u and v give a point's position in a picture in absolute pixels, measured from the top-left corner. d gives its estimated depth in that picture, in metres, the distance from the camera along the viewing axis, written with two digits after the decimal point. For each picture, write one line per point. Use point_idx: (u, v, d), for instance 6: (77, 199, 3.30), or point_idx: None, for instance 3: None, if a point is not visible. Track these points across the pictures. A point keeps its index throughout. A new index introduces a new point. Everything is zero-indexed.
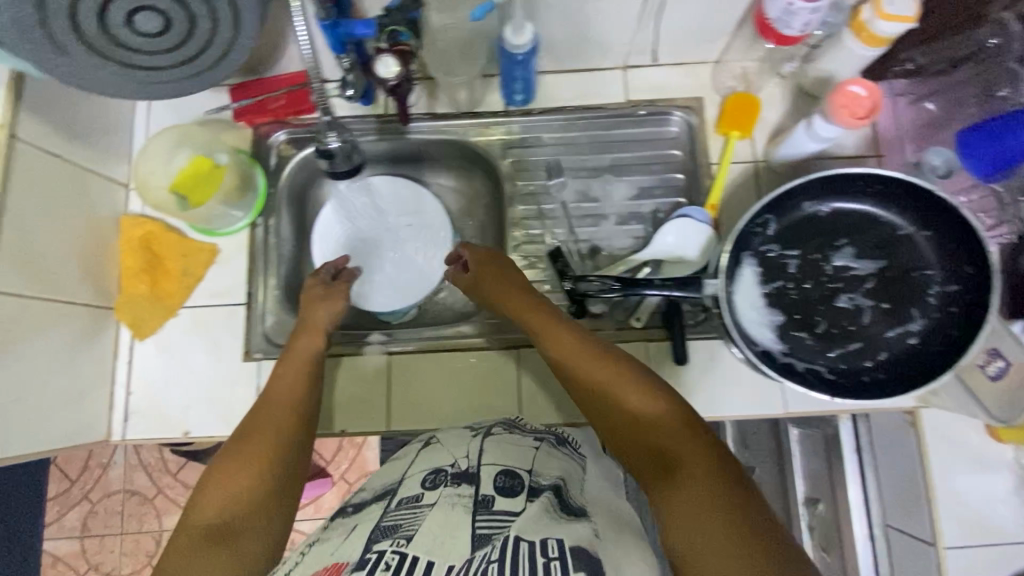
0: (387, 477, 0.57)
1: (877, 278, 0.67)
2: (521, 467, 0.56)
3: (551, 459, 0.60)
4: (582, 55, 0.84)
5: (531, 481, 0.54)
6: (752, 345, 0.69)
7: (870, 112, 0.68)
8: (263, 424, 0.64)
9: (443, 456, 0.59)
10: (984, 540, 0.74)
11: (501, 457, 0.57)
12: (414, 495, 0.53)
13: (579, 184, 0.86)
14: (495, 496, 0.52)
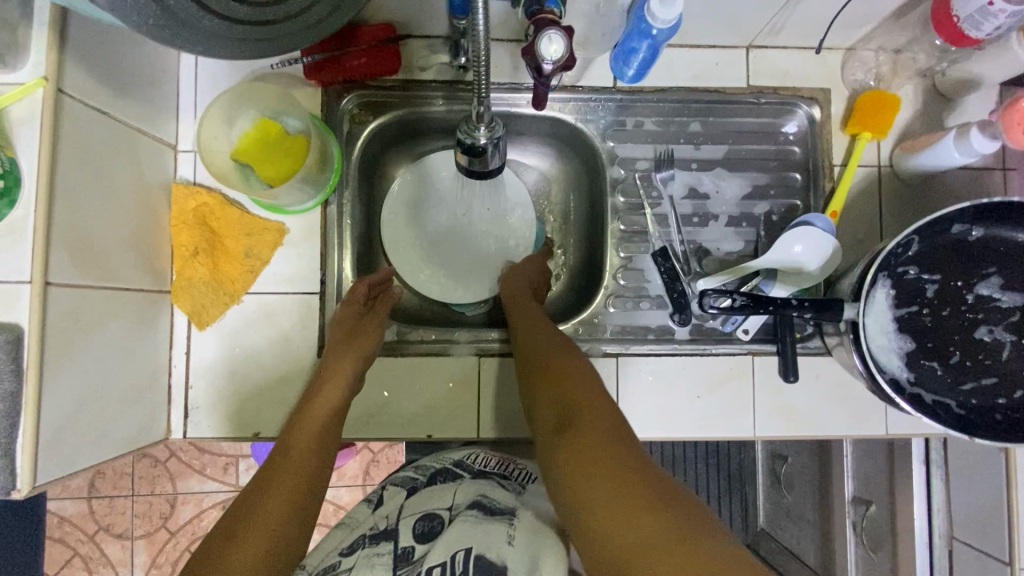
0: (354, 527, 0.59)
1: (1022, 312, 0.64)
2: (439, 506, 0.59)
3: (469, 486, 0.62)
4: (708, 31, 0.74)
5: (447, 512, 0.57)
6: (885, 374, 0.66)
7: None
8: (303, 442, 0.60)
9: (369, 515, 0.60)
10: None
11: (422, 502, 0.60)
12: (332, 563, 0.53)
13: (691, 176, 0.78)
14: (414, 545, 0.54)
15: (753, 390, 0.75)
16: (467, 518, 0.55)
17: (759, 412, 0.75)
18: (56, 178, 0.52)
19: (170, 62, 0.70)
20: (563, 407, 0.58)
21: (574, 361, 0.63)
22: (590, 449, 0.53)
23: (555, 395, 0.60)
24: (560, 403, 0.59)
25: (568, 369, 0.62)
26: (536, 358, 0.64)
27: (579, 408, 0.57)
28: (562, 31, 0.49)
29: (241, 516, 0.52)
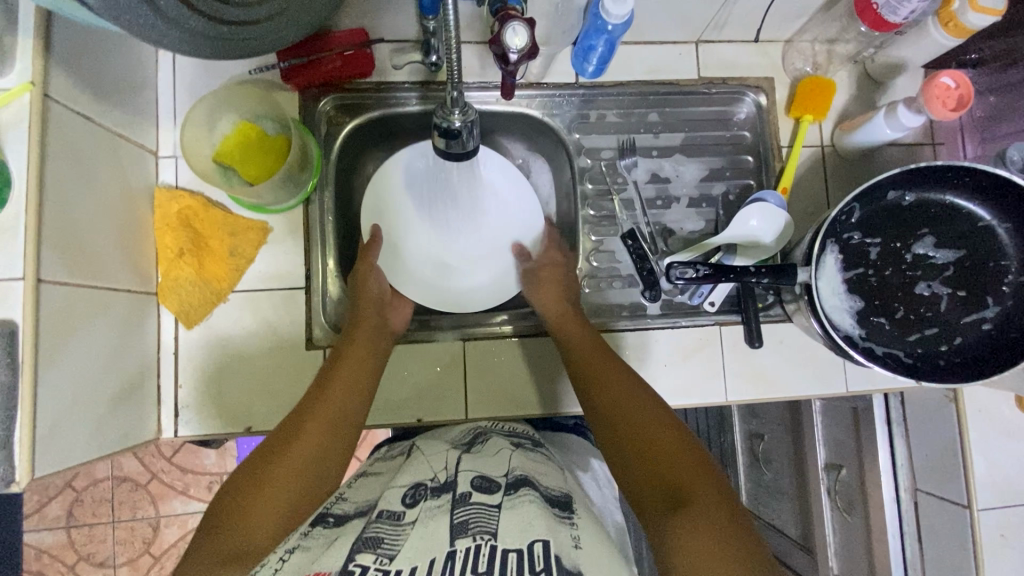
0: (408, 481, 0.56)
1: (956, 267, 0.71)
2: (499, 475, 0.55)
3: (522, 461, 0.59)
4: (659, 27, 0.80)
5: (508, 481, 0.54)
6: (839, 331, 0.71)
7: (960, 104, 0.70)
8: (326, 401, 0.62)
9: (424, 471, 0.58)
10: (1009, 501, 0.84)
11: (482, 466, 0.57)
12: (395, 511, 0.50)
13: (652, 162, 0.84)
14: (473, 492, 0.51)
15: (721, 357, 0.80)
16: (535, 500, 0.50)
17: (729, 378, 0.80)
18: (45, 180, 0.54)
19: (147, 71, 0.72)
20: (640, 441, 0.59)
21: (644, 393, 0.64)
22: (672, 488, 0.54)
23: (632, 430, 0.60)
24: (636, 436, 0.60)
25: (640, 401, 0.63)
26: (604, 393, 0.65)
27: (657, 442, 0.58)
28: (524, 23, 0.53)
29: (266, 453, 0.57)
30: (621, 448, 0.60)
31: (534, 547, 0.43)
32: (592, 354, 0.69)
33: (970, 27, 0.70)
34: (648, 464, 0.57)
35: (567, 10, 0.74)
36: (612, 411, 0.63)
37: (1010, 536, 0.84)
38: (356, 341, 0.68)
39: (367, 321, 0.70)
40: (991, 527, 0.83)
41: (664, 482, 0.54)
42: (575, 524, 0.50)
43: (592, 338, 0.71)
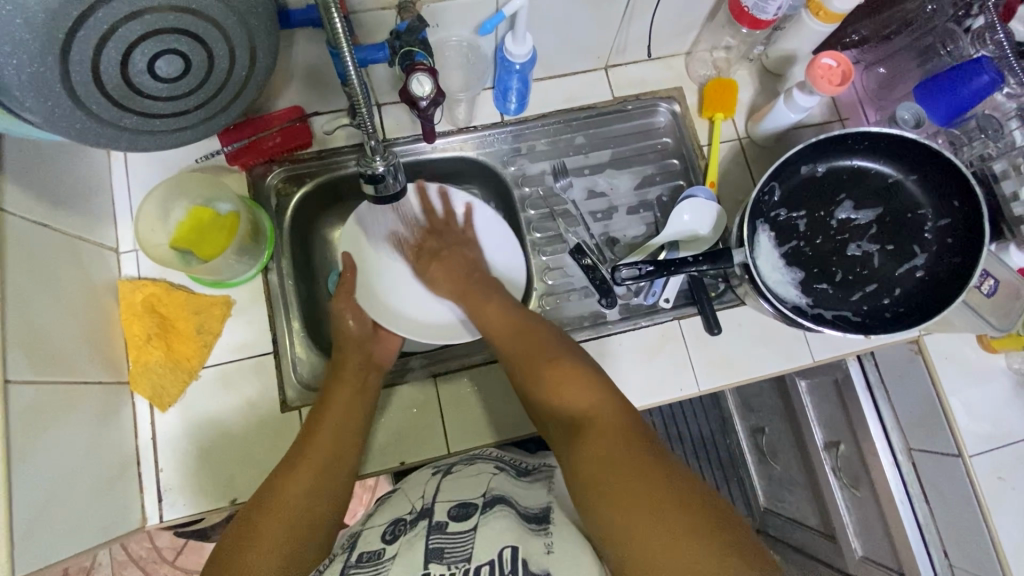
0: (388, 518, 0.60)
1: (878, 224, 0.76)
2: (475, 496, 0.59)
3: (501, 482, 0.63)
4: (568, 59, 0.87)
5: (483, 501, 0.58)
6: (785, 302, 0.74)
7: (845, 79, 0.76)
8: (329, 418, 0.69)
9: (404, 505, 0.62)
10: (999, 441, 0.84)
11: (457, 491, 0.61)
12: (375, 550, 0.54)
13: (586, 179, 0.89)
14: (449, 520, 0.55)
15: (685, 349, 0.82)
16: (510, 516, 0.55)
17: (697, 368, 0.81)
18: (5, 286, 0.57)
19: (102, 178, 0.77)
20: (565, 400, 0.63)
21: (620, 409, 0.59)
22: (650, 492, 0.49)
23: (589, 464, 0.54)
24: (601, 462, 0.53)
25: (610, 418, 0.58)
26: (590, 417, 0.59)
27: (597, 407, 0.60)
28: (427, 73, 0.60)
29: (269, 486, 0.62)
30: (574, 476, 0.55)
31: (504, 555, 0.49)
32: (584, 389, 0.62)
33: (836, 13, 0.76)
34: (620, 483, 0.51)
35: (478, 58, 0.81)
36: (579, 452, 0.56)
37: (1009, 477, 0.84)
38: (327, 419, 0.69)
39: (348, 345, 0.76)
40: (987, 471, 0.83)
41: (649, 488, 0.50)
42: (550, 533, 0.55)
43: (573, 375, 0.64)
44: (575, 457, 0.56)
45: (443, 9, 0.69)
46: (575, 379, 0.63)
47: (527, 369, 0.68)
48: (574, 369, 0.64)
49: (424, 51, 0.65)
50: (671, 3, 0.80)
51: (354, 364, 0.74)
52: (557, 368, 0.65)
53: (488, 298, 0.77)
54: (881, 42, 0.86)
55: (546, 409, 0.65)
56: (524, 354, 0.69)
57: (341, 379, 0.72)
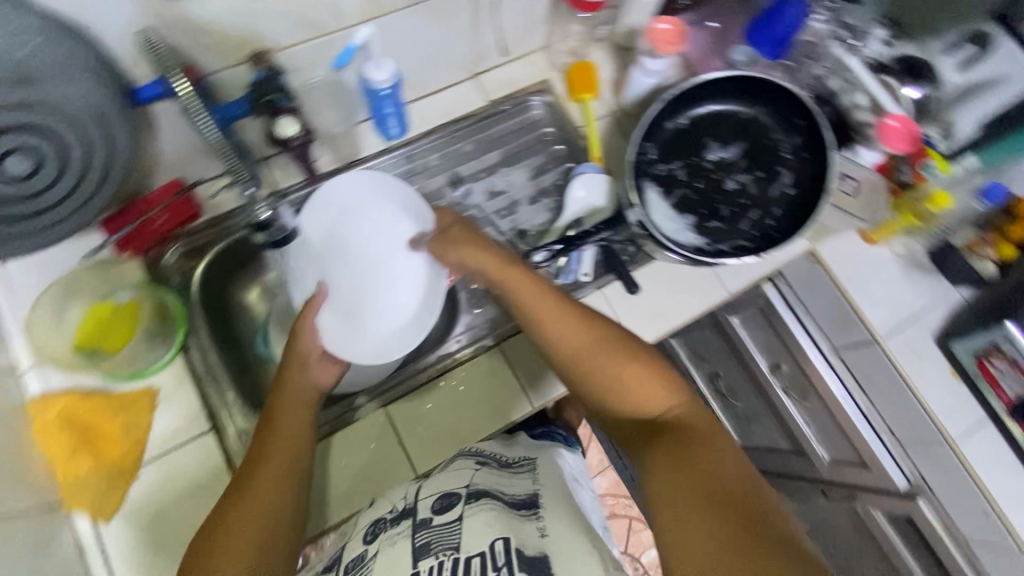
0: (369, 522, 0.61)
1: (745, 155, 0.83)
2: (458, 487, 0.59)
3: (485, 474, 0.62)
4: (435, 76, 0.90)
5: (467, 492, 0.58)
6: (683, 245, 0.80)
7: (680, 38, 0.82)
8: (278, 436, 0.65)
9: (387, 505, 0.63)
10: (904, 320, 0.93)
11: (442, 484, 0.61)
12: (358, 554, 0.57)
13: (483, 182, 0.92)
14: (433, 515, 0.56)
15: (613, 313, 0.86)
16: (496, 506, 0.55)
17: (629, 328, 0.86)
18: None
19: None
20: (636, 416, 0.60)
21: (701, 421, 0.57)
22: (742, 519, 0.49)
23: (669, 472, 0.53)
24: (687, 476, 0.52)
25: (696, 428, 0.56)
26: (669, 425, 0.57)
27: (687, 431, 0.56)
28: (291, 115, 0.67)
29: (217, 513, 0.59)
30: (648, 484, 0.54)
31: (496, 545, 0.49)
32: (659, 391, 0.60)
33: None
34: (707, 503, 0.50)
35: (348, 93, 0.83)
36: (660, 457, 0.55)
37: (920, 350, 0.92)
38: (277, 433, 0.65)
39: (294, 366, 0.71)
40: (902, 348, 0.92)
41: (740, 517, 0.49)
42: (541, 517, 0.56)
43: (655, 378, 0.61)
44: (651, 461, 0.55)
45: (296, 53, 0.71)
46: (652, 379, 0.61)
47: (590, 364, 0.63)
48: (653, 371, 0.61)
49: (285, 95, 0.67)
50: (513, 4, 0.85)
51: (293, 397, 0.69)
52: (630, 363, 0.62)
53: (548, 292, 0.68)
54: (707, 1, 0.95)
55: (606, 405, 0.62)
56: (577, 349, 0.65)
57: (283, 400, 0.68)
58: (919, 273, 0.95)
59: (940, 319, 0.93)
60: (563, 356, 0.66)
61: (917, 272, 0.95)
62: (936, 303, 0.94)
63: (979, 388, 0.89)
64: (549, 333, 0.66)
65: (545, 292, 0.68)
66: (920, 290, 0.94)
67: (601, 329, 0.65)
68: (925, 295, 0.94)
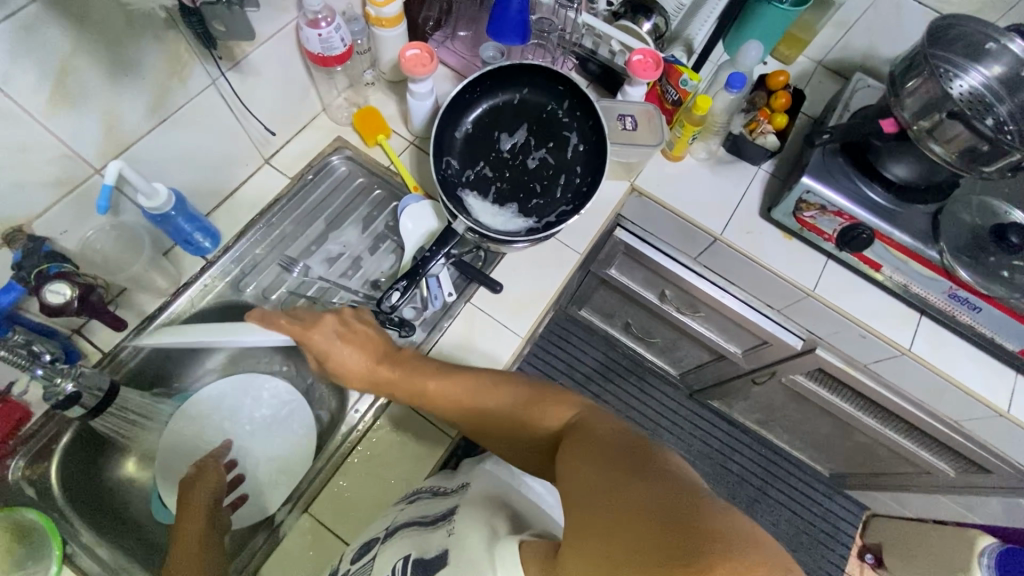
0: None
1: (533, 133, 0.88)
2: (379, 532, 0.67)
3: (410, 508, 0.67)
4: (225, 176, 0.89)
5: (386, 531, 0.65)
6: (514, 234, 0.85)
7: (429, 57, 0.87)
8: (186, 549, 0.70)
9: (336, 568, 0.69)
10: (731, 210, 1.04)
11: (372, 530, 0.69)
12: None
13: (318, 254, 0.91)
14: (352, 563, 0.65)
15: (488, 317, 0.89)
16: (405, 532, 0.62)
17: (508, 323, 0.89)
18: None
19: None
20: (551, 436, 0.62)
21: (608, 421, 0.57)
22: (632, 465, 0.47)
23: (573, 467, 0.52)
24: (590, 458, 0.51)
25: (601, 427, 0.56)
26: (577, 431, 0.57)
27: (590, 431, 0.56)
28: (56, 280, 0.65)
29: None
30: (563, 481, 0.52)
31: (395, 566, 0.57)
32: (555, 411, 0.63)
33: (391, 14, 0.88)
34: (604, 469, 0.48)
35: (137, 230, 0.79)
36: (571, 453, 0.54)
37: (753, 228, 1.03)
38: (184, 549, 0.70)
39: (193, 490, 0.78)
40: (738, 234, 1.02)
41: (630, 471, 0.46)
42: (453, 519, 0.59)
43: (560, 405, 0.63)
44: (564, 462, 0.54)
45: (52, 218, 0.67)
46: (552, 405, 0.63)
47: (499, 414, 0.67)
48: (558, 401, 0.64)
49: (54, 262, 0.65)
50: (266, 85, 0.85)
51: (194, 515, 0.74)
52: (534, 392, 0.66)
53: (441, 365, 0.73)
54: (449, 12, 1.00)
55: (519, 436, 0.66)
56: (477, 403, 0.68)
57: (189, 512, 0.75)
58: (724, 168, 1.07)
59: (758, 197, 1.05)
60: (473, 418, 0.69)
61: (722, 168, 1.07)
62: (749, 185, 1.06)
63: (809, 239, 1.01)
64: (450, 399, 0.70)
65: (436, 368, 0.73)
66: (732, 180, 1.06)
67: (501, 380, 0.70)
68: (737, 183, 1.06)
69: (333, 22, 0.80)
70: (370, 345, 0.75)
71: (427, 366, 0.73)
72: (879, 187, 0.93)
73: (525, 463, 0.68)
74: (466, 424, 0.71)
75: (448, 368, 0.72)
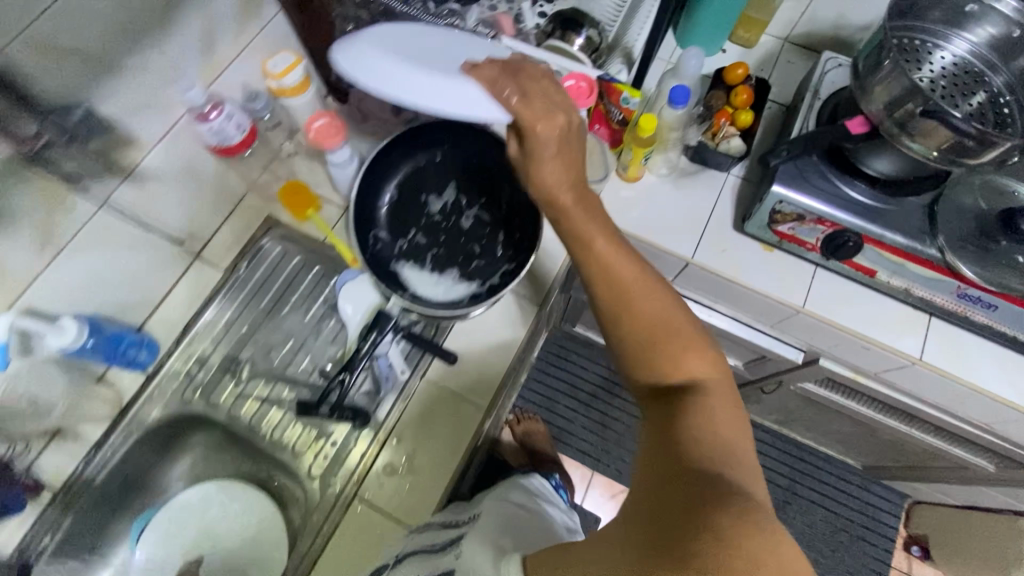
0: None
1: (463, 190, 0.80)
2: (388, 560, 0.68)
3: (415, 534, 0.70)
4: (149, 284, 0.83)
5: (392, 559, 0.68)
6: (458, 304, 0.78)
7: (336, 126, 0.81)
8: None
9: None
10: (700, 227, 0.94)
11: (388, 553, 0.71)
12: None
13: (260, 349, 0.88)
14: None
15: (447, 391, 0.82)
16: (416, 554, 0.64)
17: (468, 395, 0.81)
18: None
19: None
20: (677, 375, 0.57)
21: (730, 402, 0.55)
22: (698, 485, 0.46)
23: (675, 432, 0.52)
24: (687, 452, 0.50)
25: (720, 397, 0.55)
26: (699, 375, 0.57)
27: (698, 396, 0.54)
28: None
29: None
30: (671, 413, 0.54)
31: None
32: (699, 353, 0.58)
33: (295, 82, 0.83)
34: (677, 474, 0.48)
35: (66, 364, 0.75)
36: (668, 438, 0.52)
37: (728, 245, 0.93)
38: None
39: None
40: (710, 254, 0.93)
41: (717, 485, 0.45)
42: (460, 542, 0.62)
43: (696, 351, 0.58)
44: (667, 433, 0.53)
45: None
46: (695, 354, 0.58)
47: (621, 317, 0.59)
48: (699, 339, 0.59)
49: None
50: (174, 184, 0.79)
51: None
52: (664, 302, 0.60)
53: (578, 190, 0.62)
54: None
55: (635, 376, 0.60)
56: (633, 291, 0.59)
57: None
58: (689, 180, 0.97)
59: (731, 207, 0.95)
60: (621, 311, 0.59)
61: (686, 180, 0.97)
62: (719, 195, 0.96)
63: (791, 249, 0.90)
64: (605, 276, 0.60)
65: (608, 232, 0.62)
66: (699, 193, 0.96)
67: (655, 286, 0.60)
68: (706, 194, 0.96)
69: (223, 109, 0.74)
70: (569, 148, 0.61)
71: (574, 193, 0.62)
72: (861, 184, 0.82)
73: (638, 381, 0.60)
74: (615, 315, 0.60)
75: (614, 243, 0.62)
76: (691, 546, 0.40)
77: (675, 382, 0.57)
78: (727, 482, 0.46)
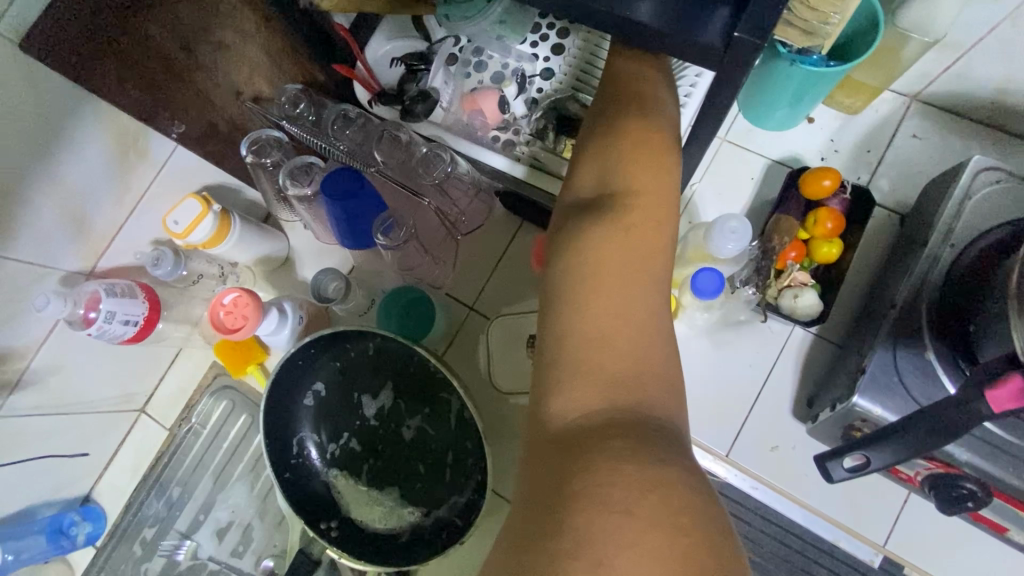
0: None
1: (400, 395, 0.64)
2: None
3: None
4: (88, 456, 0.75)
5: None
6: (395, 540, 0.61)
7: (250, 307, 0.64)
8: None
9: None
10: (746, 408, 0.68)
11: None
12: None
13: (208, 521, 0.78)
14: None
15: None
16: None
17: None
18: None
19: None
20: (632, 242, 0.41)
21: (662, 226, 0.42)
22: (632, 407, 0.36)
23: (587, 297, 0.40)
24: (590, 339, 0.39)
25: (655, 199, 0.43)
26: (641, 190, 0.42)
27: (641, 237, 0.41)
28: None
29: None
30: (592, 219, 0.42)
31: None
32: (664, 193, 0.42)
33: (203, 236, 0.66)
34: (612, 384, 0.37)
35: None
36: (573, 261, 0.41)
37: (782, 439, 0.67)
38: None
39: None
40: (754, 451, 0.67)
41: (612, 429, 0.36)
42: None
43: (663, 159, 0.44)
44: (561, 268, 0.42)
45: None
46: (650, 221, 0.41)
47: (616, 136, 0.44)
48: (653, 79, 0.47)
49: None
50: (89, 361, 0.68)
51: None
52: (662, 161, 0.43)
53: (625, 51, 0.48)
54: None
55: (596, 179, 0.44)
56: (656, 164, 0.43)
57: None
58: (739, 333, 0.69)
59: (794, 382, 0.67)
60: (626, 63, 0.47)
61: (734, 334, 0.69)
62: (778, 360, 0.68)
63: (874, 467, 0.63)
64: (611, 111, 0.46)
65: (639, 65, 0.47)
66: (750, 355, 0.69)
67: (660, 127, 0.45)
68: (759, 357, 0.69)
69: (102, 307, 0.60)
70: None
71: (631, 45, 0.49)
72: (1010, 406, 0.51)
73: (579, 183, 0.45)
74: (605, 108, 0.46)
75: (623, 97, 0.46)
76: (560, 528, 0.32)
77: (596, 198, 0.44)
78: (650, 437, 0.35)
